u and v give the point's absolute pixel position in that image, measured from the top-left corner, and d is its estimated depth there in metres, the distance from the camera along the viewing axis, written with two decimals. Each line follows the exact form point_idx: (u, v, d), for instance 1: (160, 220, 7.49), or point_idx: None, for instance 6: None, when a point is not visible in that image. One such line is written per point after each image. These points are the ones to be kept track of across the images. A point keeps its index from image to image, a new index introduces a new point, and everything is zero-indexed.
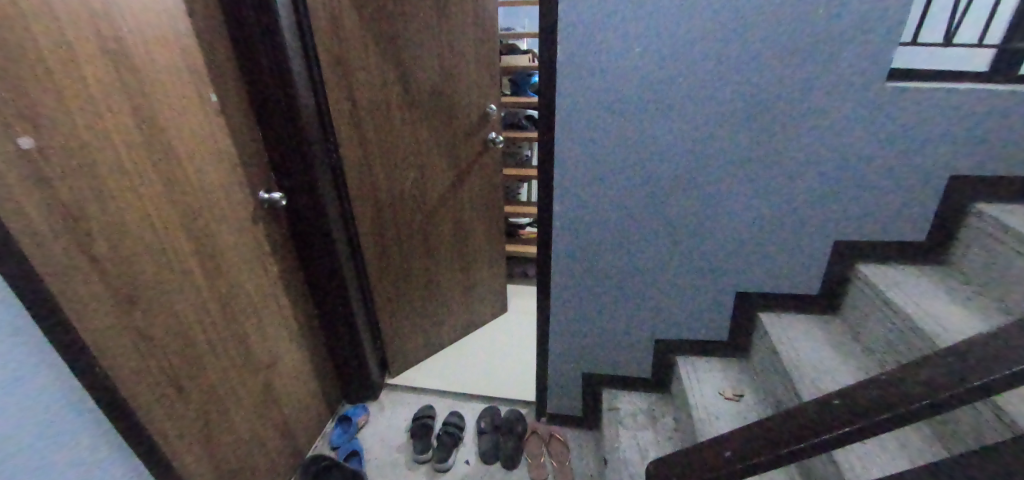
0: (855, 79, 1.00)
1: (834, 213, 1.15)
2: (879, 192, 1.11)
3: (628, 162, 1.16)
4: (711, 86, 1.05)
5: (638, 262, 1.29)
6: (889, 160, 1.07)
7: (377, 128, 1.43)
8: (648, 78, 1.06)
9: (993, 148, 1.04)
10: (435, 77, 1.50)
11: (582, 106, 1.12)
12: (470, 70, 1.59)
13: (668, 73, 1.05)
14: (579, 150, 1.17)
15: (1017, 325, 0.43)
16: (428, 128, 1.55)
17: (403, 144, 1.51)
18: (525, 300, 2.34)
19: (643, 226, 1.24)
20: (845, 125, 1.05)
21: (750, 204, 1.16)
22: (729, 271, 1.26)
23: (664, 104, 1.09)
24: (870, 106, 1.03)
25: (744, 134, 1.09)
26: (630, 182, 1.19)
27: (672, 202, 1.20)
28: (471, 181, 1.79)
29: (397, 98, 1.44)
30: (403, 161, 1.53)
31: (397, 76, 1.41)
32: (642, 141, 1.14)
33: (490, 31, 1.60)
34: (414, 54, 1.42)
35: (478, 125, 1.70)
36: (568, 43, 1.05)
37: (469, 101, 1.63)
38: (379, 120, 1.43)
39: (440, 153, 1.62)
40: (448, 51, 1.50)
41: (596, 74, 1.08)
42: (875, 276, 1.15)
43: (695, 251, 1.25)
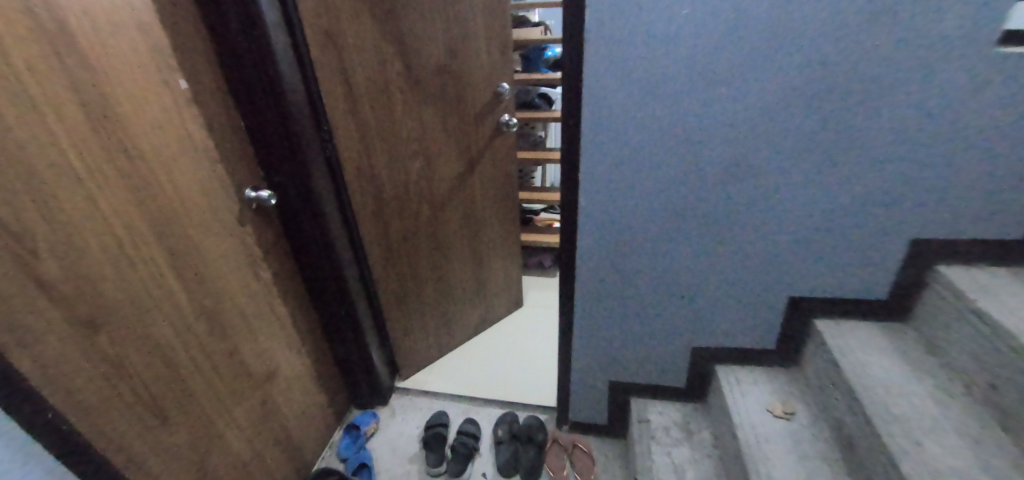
0: (955, 44, 0.82)
1: (913, 206, 0.97)
2: (972, 181, 0.93)
3: (666, 150, 1.00)
4: (770, 57, 0.88)
5: (675, 261, 1.14)
6: (989, 143, 0.89)
7: (377, 115, 1.27)
8: (693, 49, 0.89)
9: None
10: (441, 54, 1.33)
11: (614, 84, 0.95)
12: (480, 45, 1.41)
13: (718, 43, 0.88)
14: (609, 136, 1.01)
15: None
16: (435, 113, 1.39)
17: (407, 131, 1.35)
18: (542, 294, 2.20)
19: (682, 222, 1.08)
20: (937, 100, 0.87)
21: (810, 196, 1.00)
22: (781, 273, 1.10)
23: (714, 81, 0.91)
24: (971, 76, 0.84)
25: (807, 114, 0.92)
26: (668, 172, 1.03)
27: (717, 195, 1.03)
28: (483, 171, 1.63)
29: (399, 79, 1.27)
30: (407, 150, 1.38)
31: (398, 54, 1.24)
32: (684, 126, 0.97)
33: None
34: (416, 27, 1.25)
35: (490, 107, 1.53)
36: (599, 9, 0.88)
37: (479, 80, 1.46)
38: (380, 106, 1.26)
39: (449, 141, 1.46)
40: (455, 23, 1.32)
41: (630, 45, 0.91)
42: (956, 278, 0.99)
43: (742, 251, 1.09)
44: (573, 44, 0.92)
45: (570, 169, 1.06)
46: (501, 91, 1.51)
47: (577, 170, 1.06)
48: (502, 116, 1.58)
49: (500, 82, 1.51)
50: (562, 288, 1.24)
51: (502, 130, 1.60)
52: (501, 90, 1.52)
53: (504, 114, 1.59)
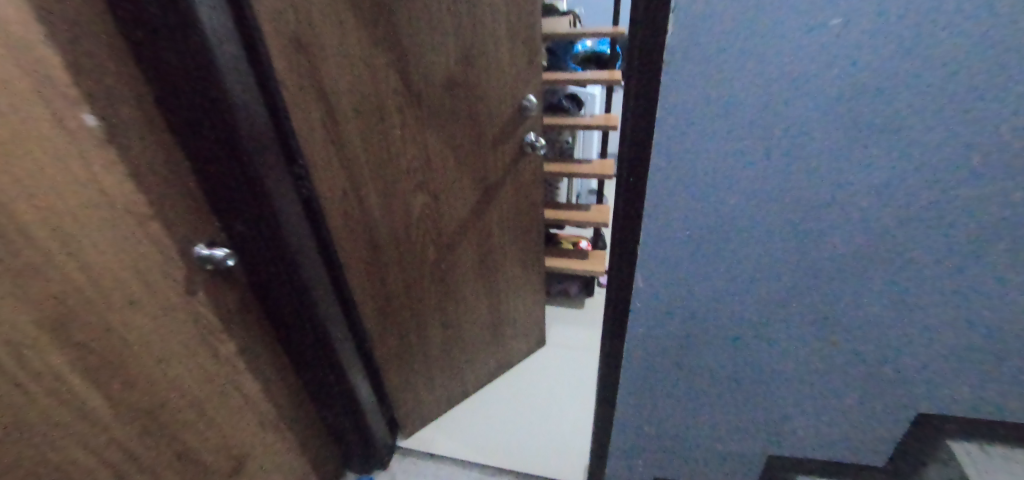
0: None
1: None
2: None
3: (778, 216, 0.69)
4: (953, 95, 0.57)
5: (759, 359, 0.84)
6: None
7: (367, 142, 0.99)
8: (835, 78, 0.58)
9: None
10: (450, 62, 1.03)
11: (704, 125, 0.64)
12: (500, 48, 1.10)
13: (878, 67, 0.56)
14: (687, 198, 0.69)
15: None
16: (440, 136, 1.10)
17: (405, 161, 1.07)
18: (567, 330, 1.93)
19: (783, 310, 0.77)
20: None
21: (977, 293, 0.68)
22: (911, 383, 0.80)
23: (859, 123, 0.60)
24: None
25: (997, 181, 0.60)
26: (773, 247, 0.71)
27: (836, 283, 0.72)
28: (501, 201, 1.34)
29: (395, 97, 0.99)
30: (407, 183, 1.09)
31: (393, 63, 0.95)
32: (805, 183, 0.66)
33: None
34: (416, 27, 0.95)
35: (511, 125, 1.23)
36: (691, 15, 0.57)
37: (498, 92, 1.16)
38: (370, 132, 0.98)
39: (459, 168, 1.18)
40: (468, 20, 1.02)
41: (734, 68, 0.59)
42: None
43: (861, 350, 0.78)
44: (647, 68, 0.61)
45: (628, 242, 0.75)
46: (527, 105, 1.21)
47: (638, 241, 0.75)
48: (527, 135, 1.28)
49: (525, 94, 1.20)
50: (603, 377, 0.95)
51: (526, 151, 1.30)
52: (527, 104, 1.21)
53: (529, 132, 1.29)
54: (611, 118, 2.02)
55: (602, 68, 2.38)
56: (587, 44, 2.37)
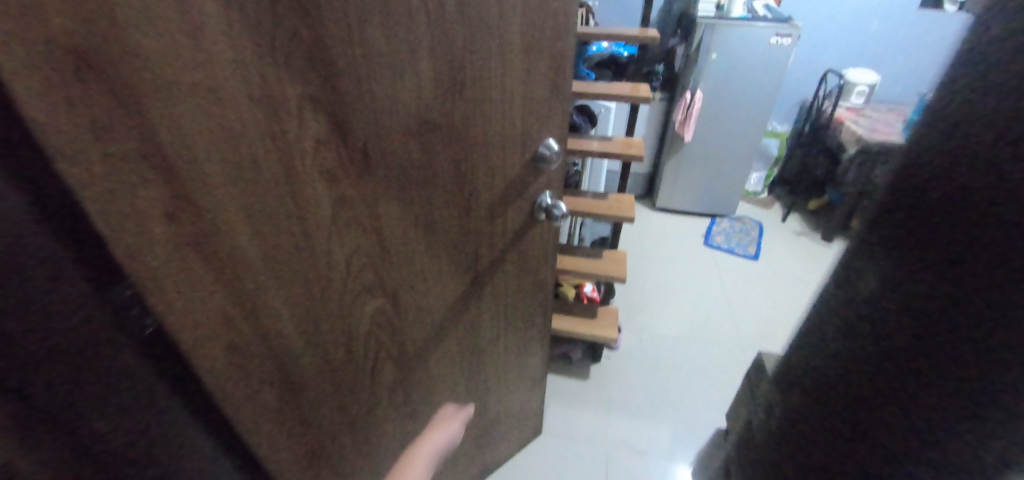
0: None
1: None
2: None
3: None
4: None
5: None
6: None
7: (265, 240, 0.52)
8: None
9: None
10: (427, 88, 0.57)
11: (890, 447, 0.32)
12: (515, 63, 0.65)
13: None
14: None
15: None
16: (399, 211, 0.65)
17: (337, 257, 0.61)
18: (569, 411, 1.55)
19: None
20: None
21: None
22: None
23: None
24: None
25: None
26: None
27: None
28: (494, 288, 0.90)
29: (326, 165, 0.53)
30: (349, 294, 0.65)
31: (319, 92, 0.48)
32: None
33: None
34: (368, 21, 0.48)
35: (519, 186, 0.79)
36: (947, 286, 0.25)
37: (506, 133, 0.71)
38: (268, 220, 0.51)
39: (433, 252, 0.73)
40: (465, 14, 0.56)
41: None
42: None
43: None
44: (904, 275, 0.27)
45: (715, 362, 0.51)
46: (547, 156, 0.77)
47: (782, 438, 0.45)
48: (542, 194, 0.84)
49: (546, 138, 0.76)
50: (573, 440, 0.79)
51: (538, 218, 0.86)
52: (548, 154, 0.77)
53: (545, 190, 0.85)
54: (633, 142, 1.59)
55: (617, 75, 1.94)
56: (603, 45, 1.92)
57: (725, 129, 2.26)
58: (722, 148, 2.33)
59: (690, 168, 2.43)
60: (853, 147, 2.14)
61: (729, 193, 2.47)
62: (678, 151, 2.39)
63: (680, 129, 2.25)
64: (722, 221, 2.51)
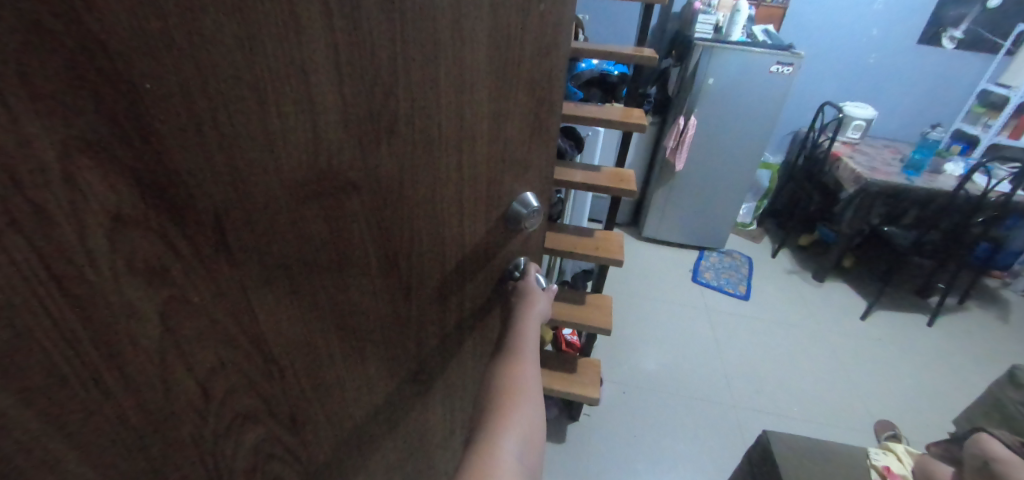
0: None
1: None
2: None
3: None
4: None
5: None
6: None
7: (25, 393, 0.28)
8: None
9: None
10: (329, 127, 0.36)
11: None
12: (480, 89, 0.45)
13: None
14: None
15: None
16: (294, 309, 0.42)
17: (184, 393, 0.37)
18: None
19: None
20: None
21: None
22: None
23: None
24: None
25: None
26: None
27: None
28: (449, 379, 0.68)
29: (153, 267, 0.32)
30: (221, 438, 0.43)
31: (110, 131, 0.26)
32: None
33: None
34: (206, 9, 0.27)
35: (483, 252, 0.59)
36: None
37: (465, 185, 0.50)
38: (23, 362, 0.28)
39: (354, 353, 0.51)
40: (398, 10, 0.35)
41: None
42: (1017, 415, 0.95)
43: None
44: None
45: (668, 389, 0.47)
46: (523, 215, 0.56)
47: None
48: (516, 259, 0.64)
49: (522, 193, 0.56)
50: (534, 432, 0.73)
51: (507, 288, 0.66)
52: (524, 215, 0.56)
53: (517, 256, 0.65)
54: (624, 173, 1.39)
55: (606, 97, 1.76)
56: (593, 63, 1.74)
57: (720, 160, 2.11)
58: (713, 179, 2.18)
59: (680, 199, 2.26)
60: (850, 185, 2.02)
61: (719, 226, 2.32)
62: (668, 180, 2.22)
63: (671, 157, 2.10)
64: (711, 255, 2.36)
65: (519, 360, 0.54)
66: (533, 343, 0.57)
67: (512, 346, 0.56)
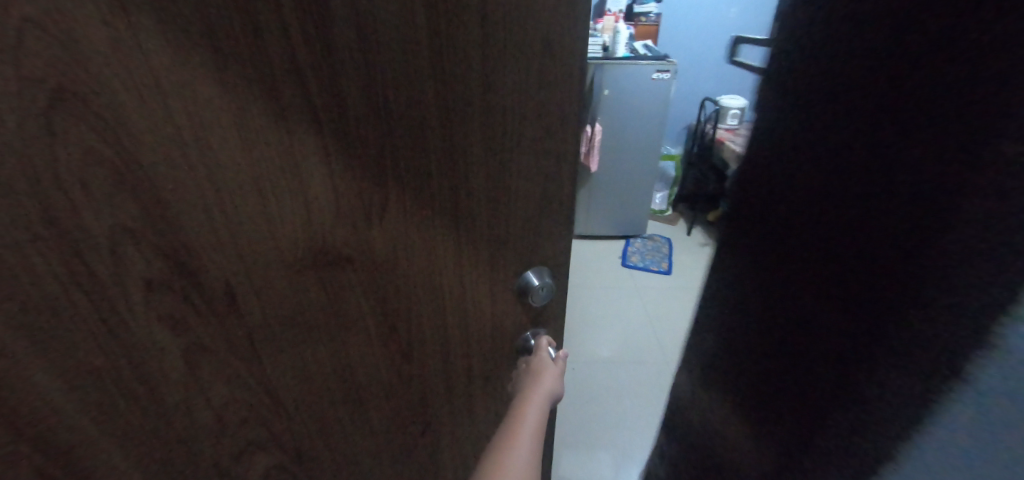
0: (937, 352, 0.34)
1: None
2: None
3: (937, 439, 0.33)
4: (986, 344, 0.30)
5: None
6: None
7: (83, 396, 0.39)
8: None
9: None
10: (321, 211, 0.41)
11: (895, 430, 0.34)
12: (475, 179, 0.45)
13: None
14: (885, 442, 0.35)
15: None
16: (299, 359, 0.48)
17: (201, 417, 0.45)
18: None
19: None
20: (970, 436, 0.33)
21: None
22: None
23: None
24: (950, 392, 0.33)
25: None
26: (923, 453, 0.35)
27: None
28: (458, 444, 0.67)
29: (176, 319, 0.40)
30: (233, 458, 0.50)
31: (144, 221, 0.35)
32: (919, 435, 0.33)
33: (562, 37, 0.42)
34: (220, 137, 0.35)
35: (481, 319, 0.56)
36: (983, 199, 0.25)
37: (461, 256, 0.50)
38: (82, 378, 0.38)
39: (355, 404, 0.55)
40: (381, 115, 0.39)
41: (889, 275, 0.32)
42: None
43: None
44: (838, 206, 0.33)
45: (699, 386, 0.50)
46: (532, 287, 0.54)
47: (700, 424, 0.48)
48: (527, 329, 0.60)
49: (531, 270, 0.54)
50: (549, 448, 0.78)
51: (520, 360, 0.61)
52: (530, 293, 0.54)
53: (528, 329, 0.60)
54: None
55: None
56: None
57: (630, 166, 2.11)
58: None
59: (604, 210, 2.23)
60: None
61: None
62: None
63: None
64: (636, 241, 2.28)
65: (512, 443, 0.50)
66: (531, 427, 0.52)
67: (506, 430, 0.52)
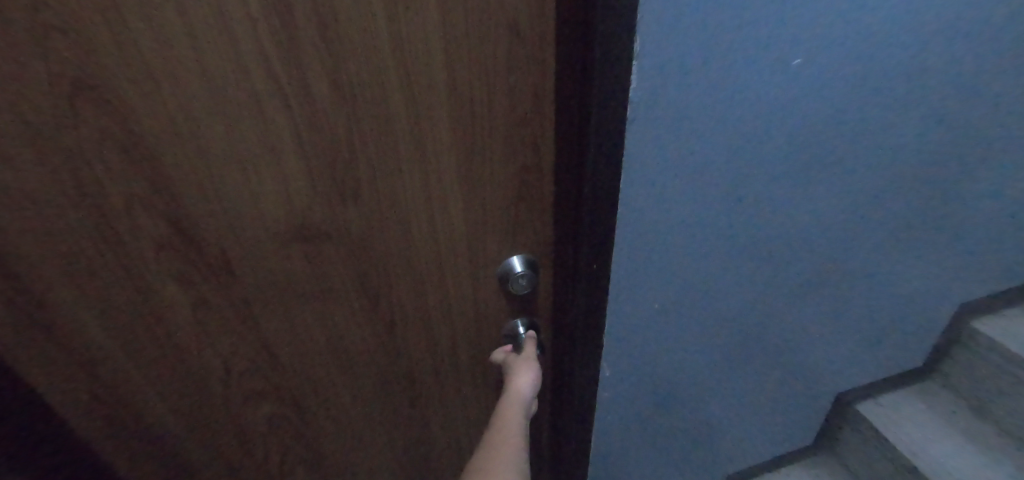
0: (719, 84, 0.48)
1: (749, 202, 0.60)
2: (864, 270, 0.75)
3: (692, 169, 0.54)
4: (705, 89, 0.48)
5: (675, 302, 0.67)
6: (732, 185, 0.57)
7: (114, 324, 0.48)
8: (696, 81, 0.47)
9: (1001, 240, 0.82)
10: (301, 188, 0.46)
11: (666, 204, 0.56)
12: (444, 162, 0.48)
13: (717, 77, 0.48)
14: (663, 190, 0.55)
15: (678, 230, 0.59)
16: (289, 321, 0.54)
17: (211, 361, 0.53)
18: None
19: (673, 225, 0.59)
20: (727, 148, 0.54)
21: (717, 212, 0.60)
22: (747, 351, 0.78)
23: (952, 239, 0.77)
24: (723, 119, 0.51)
25: (717, 130, 0.52)
26: (688, 195, 0.56)
27: (683, 211, 0.58)
28: (450, 419, 0.70)
29: (183, 274, 0.47)
30: (240, 399, 0.57)
31: (150, 191, 0.42)
32: (674, 167, 0.53)
33: (519, 22, 0.43)
34: (208, 124, 0.40)
35: (464, 299, 0.59)
36: (651, 95, 0.47)
37: (439, 235, 0.53)
38: (113, 312, 0.47)
39: (347, 368, 0.60)
40: (348, 99, 0.42)
41: (677, 79, 0.47)
42: (1001, 336, 0.88)
43: (790, 366, 0.83)
44: (568, 144, 0.49)
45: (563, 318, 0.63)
46: (514, 276, 0.57)
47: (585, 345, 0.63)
48: (514, 321, 0.62)
49: (513, 256, 0.57)
50: (545, 442, 0.78)
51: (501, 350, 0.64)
52: (510, 279, 0.57)
53: (517, 317, 0.63)
54: None
55: None
56: None
57: None
58: None
59: None
60: None
61: None
62: None
63: None
64: None
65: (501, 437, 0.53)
66: (515, 423, 0.54)
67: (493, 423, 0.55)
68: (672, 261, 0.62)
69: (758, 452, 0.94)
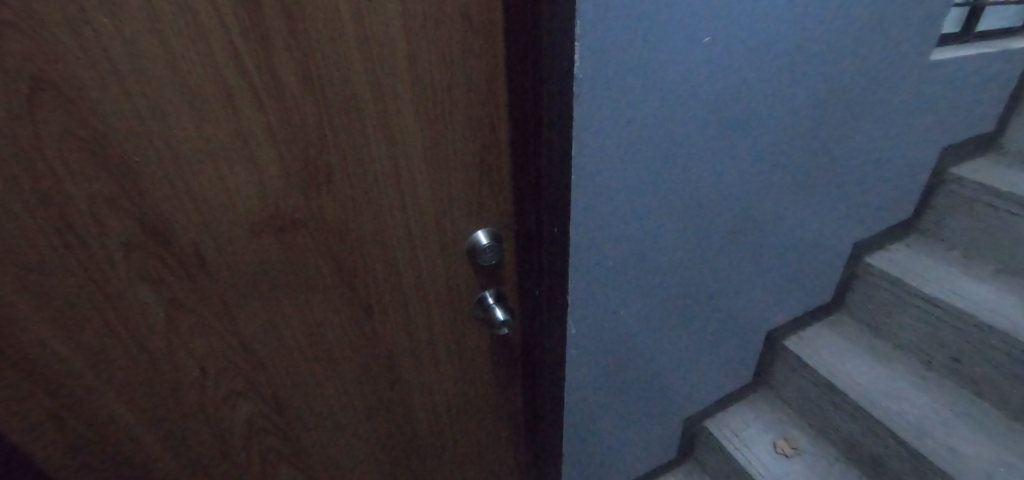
0: (652, 34, 0.56)
1: (686, 146, 0.68)
2: (779, 218, 0.87)
3: (637, 114, 0.61)
4: (642, 36, 0.55)
5: (635, 246, 0.74)
6: (670, 131, 0.65)
7: (79, 336, 0.46)
8: (634, 28, 0.54)
9: (886, 184, 0.98)
10: (272, 178, 0.47)
11: (617, 149, 0.63)
12: (411, 144, 0.51)
13: (650, 25, 0.55)
14: (613, 134, 0.61)
15: (631, 175, 0.66)
16: (265, 313, 0.54)
17: (183, 364, 0.52)
18: None
19: (625, 170, 0.65)
20: (666, 95, 0.62)
21: (661, 156, 0.67)
22: (698, 294, 0.87)
23: (845, 186, 0.91)
24: (658, 66, 0.59)
25: (655, 75, 0.59)
26: (636, 139, 0.63)
27: (634, 154, 0.65)
28: (429, 400, 0.72)
29: (152, 273, 0.46)
30: (216, 400, 0.56)
31: (116, 191, 0.41)
32: (622, 112, 0.60)
33: (472, 10, 0.47)
34: (176, 119, 0.41)
35: (437, 275, 0.62)
36: (593, 74, 0.55)
37: (410, 216, 0.56)
38: (76, 322, 0.45)
39: (327, 358, 0.61)
40: (316, 88, 0.45)
41: (618, 26, 0.53)
42: (886, 266, 1.05)
43: (727, 312, 0.94)
44: (524, 121, 0.55)
45: (529, 287, 0.69)
46: (481, 248, 0.61)
47: (552, 308, 0.69)
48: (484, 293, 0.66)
49: (479, 231, 0.61)
50: (519, 413, 0.82)
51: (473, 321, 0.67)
52: (478, 252, 0.61)
53: (485, 289, 0.66)
54: None
55: None
56: None
57: None
58: None
59: None
60: None
61: None
62: None
63: None
64: None
65: None
66: None
67: None
68: (627, 206, 0.69)
69: (707, 394, 1.04)
